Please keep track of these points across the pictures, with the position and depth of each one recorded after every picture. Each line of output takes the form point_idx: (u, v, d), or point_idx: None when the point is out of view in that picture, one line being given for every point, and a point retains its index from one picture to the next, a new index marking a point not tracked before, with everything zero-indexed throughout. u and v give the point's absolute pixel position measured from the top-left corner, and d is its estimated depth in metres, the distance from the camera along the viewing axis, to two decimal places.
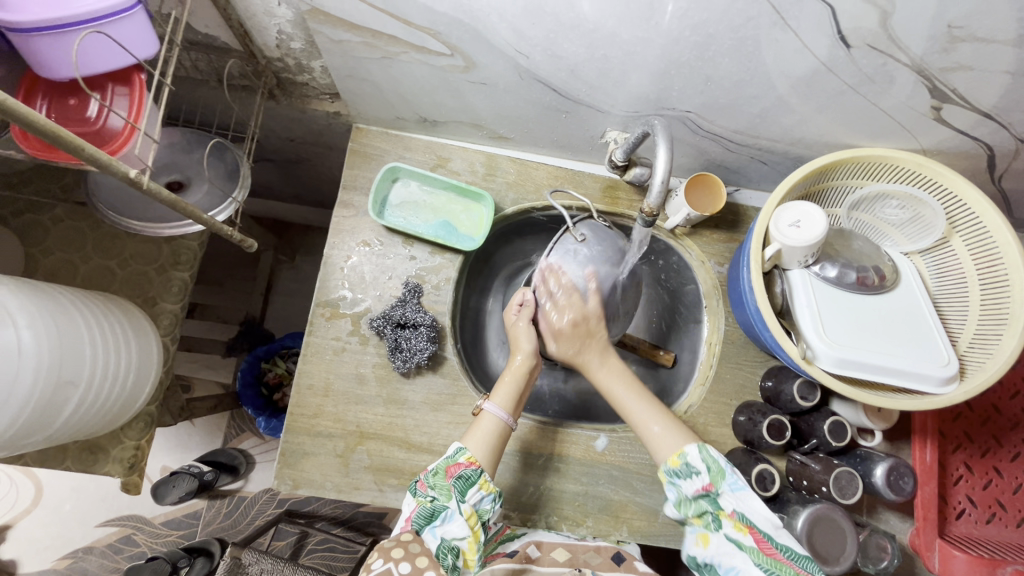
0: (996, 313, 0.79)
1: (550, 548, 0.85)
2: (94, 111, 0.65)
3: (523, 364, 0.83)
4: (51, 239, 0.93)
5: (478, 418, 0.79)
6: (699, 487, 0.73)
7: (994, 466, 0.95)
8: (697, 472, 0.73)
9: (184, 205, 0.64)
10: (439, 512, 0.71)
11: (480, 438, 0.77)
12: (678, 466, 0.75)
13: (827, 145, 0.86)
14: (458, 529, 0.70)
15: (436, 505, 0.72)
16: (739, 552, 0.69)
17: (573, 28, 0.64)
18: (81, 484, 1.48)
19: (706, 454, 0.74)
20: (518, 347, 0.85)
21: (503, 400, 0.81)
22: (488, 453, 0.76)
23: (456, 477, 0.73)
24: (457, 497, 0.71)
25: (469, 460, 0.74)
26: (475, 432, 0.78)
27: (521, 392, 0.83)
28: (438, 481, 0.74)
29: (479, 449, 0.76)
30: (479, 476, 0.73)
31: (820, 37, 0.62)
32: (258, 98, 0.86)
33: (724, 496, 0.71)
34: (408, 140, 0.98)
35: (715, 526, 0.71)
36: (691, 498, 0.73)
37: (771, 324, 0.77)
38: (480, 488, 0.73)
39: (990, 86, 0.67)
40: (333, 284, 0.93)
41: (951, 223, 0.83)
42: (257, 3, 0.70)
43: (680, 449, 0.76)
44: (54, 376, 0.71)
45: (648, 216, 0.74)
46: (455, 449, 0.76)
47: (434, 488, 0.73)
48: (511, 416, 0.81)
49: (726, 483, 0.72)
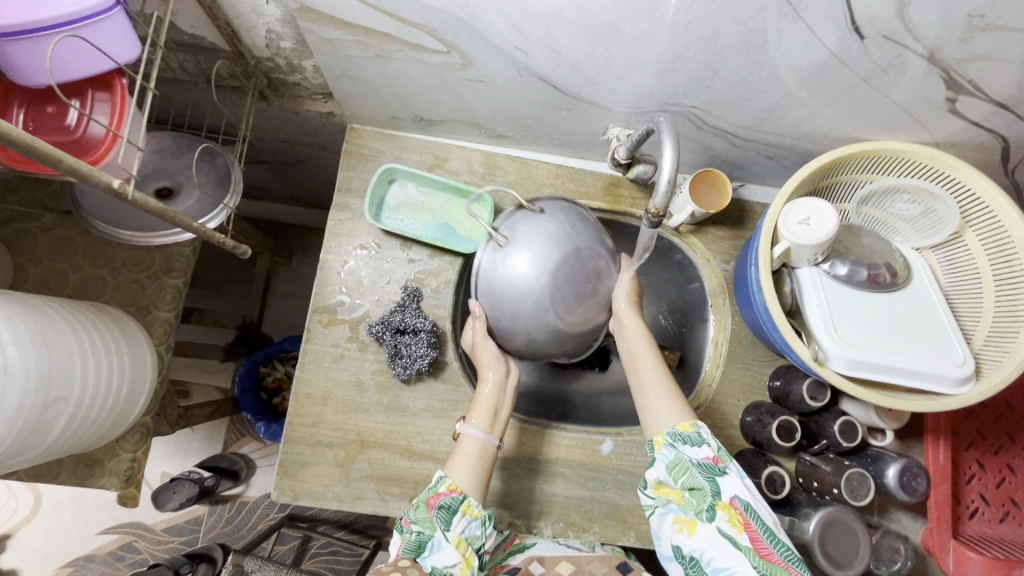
0: (1011, 309, 0.77)
1: (554, 561, 0.90)
2: (74, 119, 0.62)
3: (494, 387, 0.82)
4: (41, 248, 0.91)
5: (460, 441, 0.78)
6: (702, 457, 0.70)
7: (1008, 464, 0.94)
8: (704, 444, 0.70)
9: (173, 214, 0.61)
10: (426, 544, 0.69)
11: (464, 465, 0.76)
12: (688, 433, 0.71)
13: (835, 138, 0.83)
14: (448, 557, 0.69)
15: (422, 538, 0.70)
16: (732, 549, 0.64)
17: (574, 22, 0.61)
18: (81, 492, 1.46)
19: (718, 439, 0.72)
20: (487, 365, 0.83)
21: (481, 421, 0.79)
22: (475, 480, 0.75)
23: (437, 507, 0.71)
24: (441, 528, 0.69)
25: (451, 488, 0.73)
26: (459, 461, 0.76)
27: (500, 408, 0.81)
28: (420, 514, 0.71)
29: (463, 477, 0.74)
30: (461, 504, 0.71)
31: (833, 29, 0.59)
32: (249, 99, 0.83)
33: (727, 479, 0.68)
34: (404, 140, 0.95)
35: (708, 515, 0.66)
36: (692, 468, 0.69)
37: (781, 324, 0.75)
38: (464, 515, 0.71)
39: (1008, 76, 0.64)
40: (330, 290, 0.90)
41: (964, 217, 0.81)
42: (244, 1, 0.67)
43: (691, 419, 0.73)
44: (43, 392, 0.68)
45: (655, 216, 0.69)
46: (437, 476, 0.75)
47: (416, 523, 0.71)
48: (492, 434, 0.79)
49: (732, 465, 0.70)
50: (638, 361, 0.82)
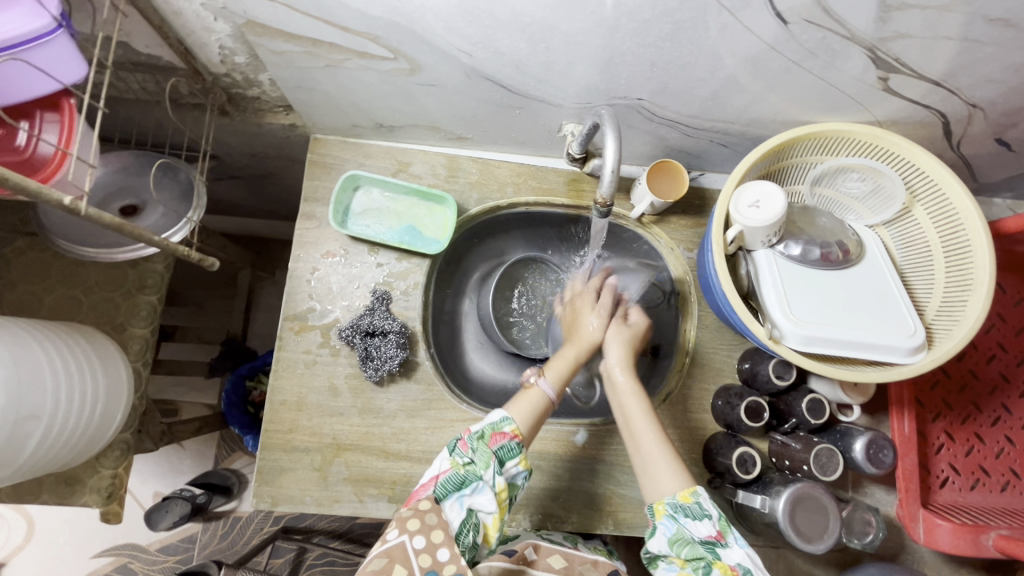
0: (961, 279, 0.79)
1: (548, 552, 0.83)
2: (23, 140, 0.63)
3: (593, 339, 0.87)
4: (14, 272, 0.92)
5: (529, 388, 0.80)
6: (704, 531, 0.68)
7: (976, 432, 0.96)
8: (709, 518, 0.69)
9: (129, 227, 0.63)
10: (470, 482, 0.69)
11: (524, 409, 0.78)
12: (688, 504, 0.70)
13: (782, 123, 0.86)
14: (486, 502, 0.69)
15: (468, 473, 0.70)
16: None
17: (510, 22, 0.63)
18: (73, 516, 1.46)
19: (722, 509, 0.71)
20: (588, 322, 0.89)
21: (554, 377, 0.82)
22: (530, 421, 0.77)
23: (498, 446, 0.72)
24: (494, 470, 0.70)
25: (514, 432, 0.74)
26: (521, 400, 0.79)
27: (572, 371, 0.84)
28: (480, 445, 0.72)
29: (523, 420, 0.76)
30: (520, 452, 0.73)
31: (757, 16, 0.62)
32: (208, 115, 0.85)
33: (730, 549, 0.68)
34: (367, 148, 0.97)
35: (704, 571, 0.66)
36: (693, 540, 0.69)
37: (737, 306, 0.77)
38: (518, 464, 0.73)
39: (932, 53, 0.66)
40: (300, 297, 0.92)
41: (911, 192, 0.83)
42: (194, 19, 0.69)
43: (690, 487, 0.72)
44: (15, 410, 0.70)
45: (603, 205, 0.74)
46: (500, 416, 0.75)
47: (474, 452, 0.71)
48: (558, 395, 0.82)
49: (734, 535, 0.69)
50: (632, 427, 0.80)
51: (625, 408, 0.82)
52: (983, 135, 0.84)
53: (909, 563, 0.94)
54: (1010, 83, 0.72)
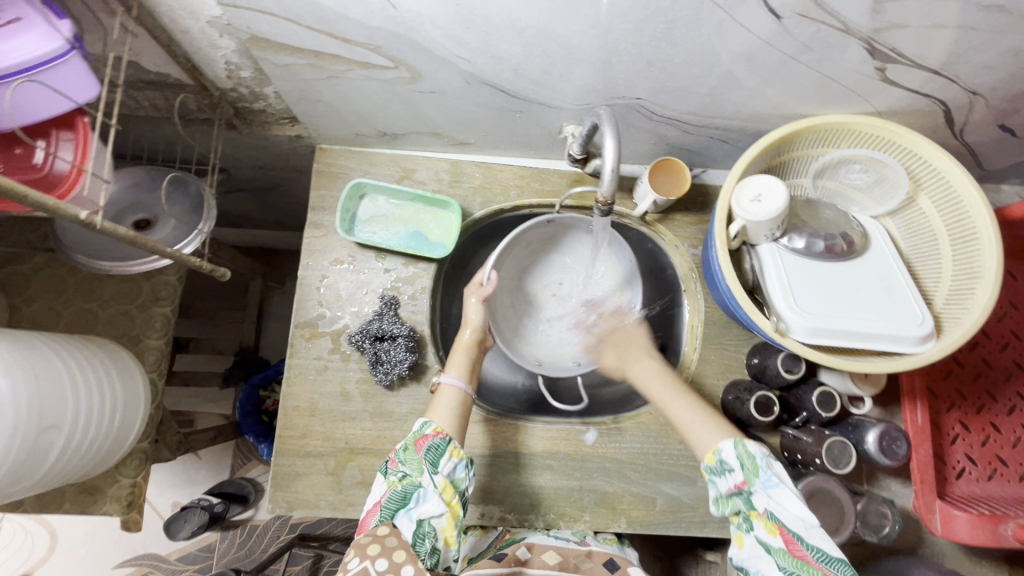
0: (968, 267, 0.79)
1: (541, 549, 0.85)
2: (39, 158, 0.66)
3: (472, 337, 0.93)
4: (34, 288, 0.95)
5: (437, 390, 0.84)
6: (731, 484, 0.72)
7: (991, 422, 0.95)
8: (729, 469, 0.72)
9: (143, 240, 0.65)
10: (412, 494, 0.71)
11: (443, 410, 0.81)
12: (713, 464, 0.74)
13: (782, 117, 0.86)
14: (433, 507, 0.71)
15: (407, 488, 0.71)
16: (767, 555, 0.66)
17: (506, 27, 0.65)
18: (95, 527, 1.48)
19: (742, 449, 0.72)
20: (468, 322, 0.94)
21: (458, 372, 0.87)
22: (452, 420, 0.80)
23: (425, 449, 0.74)
24: (428, 471, 0.72)
25: (436, 431, 0.77)
26: (438, 405, 0.82)
27: (474, 364, 0.90)
28: (409, 456, 0.75)
29: (444, 418, 0.80)
30: (448, 445, 0.75)
31: (750, 12, 0.62)
32: (216, 129, 0.87)
33: (757, 495, 0.69)
34: (371, 156, 0.99)
35: (747, 526, 0.69)
36: (726, 497, 0.72)
37: (742, 301, 0.77)
38: (451, 456, 0.75)
39: (930, 41, 0.66)
40: (310, 304, 0.93)
41: (915, 181, 0.83)
42: (200, 36, 0.72)
43: (714, 446, 0.75)
44: (36, 422, 0.72)
45: (604, 205, 0.74)
46: (421, 423, 0.78)
47: (405, 464, 0.74)
48: (468, 385, 0.86)
49: (762, 479, 0.69)
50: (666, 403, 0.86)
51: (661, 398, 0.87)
52: (986, 122, 0.84)
53: (927, 556, 0.93)
54: (1010, 69, 0.71)
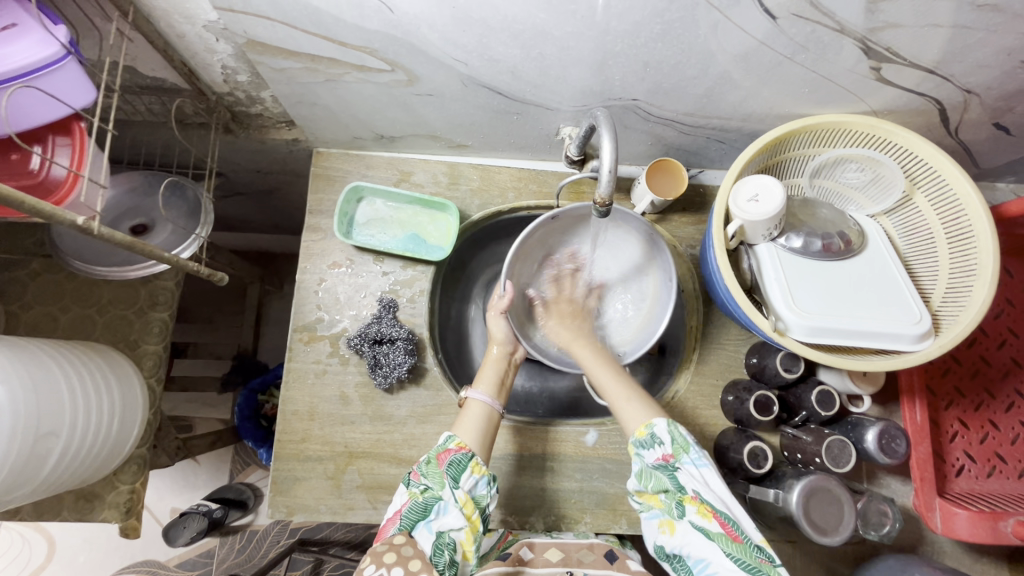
0: (965, 265, 0.79)
1: (543, 548, 0.84)
2: (37, 164, 0.66)
3: (500, 355, 0.91)
4: (30, 294, 0.94)
5: (465, 406, 0.83)
6: (659, 459, 0.70)
7: (990, 419, 0.95)
8: (659, 443, 0.71)
9: (141, 244, 0.64)
10: (432, 506, 0.71)
11: (470, 426, 0.80)
12: (643, 437, 0.73)
13: (778, 117, 0.86)
14: (454, 520, 0.70)
15: (428, 499, 0.71)
16: (707, 542, 0.64)
17: (503, 30, 0.65)
18: (93, 534, 1.47)
19: (673, 425, 0.72)
20: (495, 339, 0.93)
21: (487, 388, 0.85)
22: (479, 436, 0.79)
23: (447, 463, 0.74)
24: (451, 485, 0.72)
25: (460, 445, 0.76)
26: (465, 421, 0.81)
27: (504, 379, 0.88)
28: (431, 470, 0.74)
29: (469, 434, 0.78)
30: (470, 461, 0.74)
31: (746, 13, 0.63)
32: (213, 133, 0.87)
33: (683, 472, 0.69)
34: (369, 159, 0.99)
35: (679, 512, 0.67)
36: (652, 473, 0.71)
37: (740, 300, 0.77)
38: (472, 472, 0.74)
39: (924, 41, 0.67)
40: (309, 308, 0.93)
41: (911, 179, 0.84)
42: (196, 40, 0.72)
43: (645, 421, 0.74)
44: (34, 428, 0.72)
45: (603, 206, 0.74)
46: (446, 437, 0.78)
47: (427, 477, 0.74)
48: (496, 401, 0.84)
49: (688, 457, 0.70)
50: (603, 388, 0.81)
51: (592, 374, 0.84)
52: (981, 120, 0.84)
53: (928, 553, 0.93)
54: (1004, 67, 0.72)
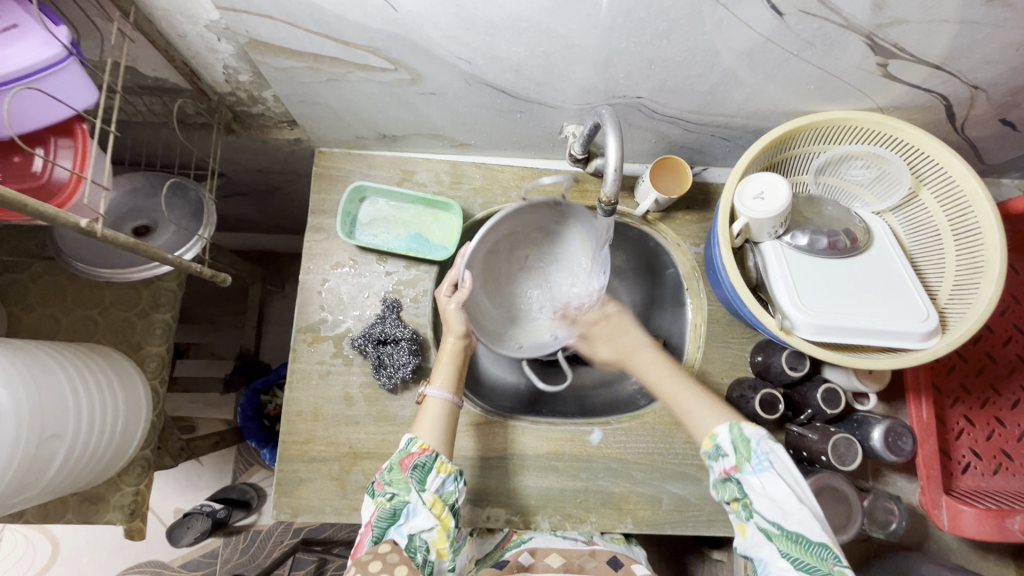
0: (972, 262, 0.79)
1: (545, 553, 0.86)
2: (39, 166, 0.65)
3: (456, 347, 0.87)
4: (33, 296, 0.94)
5: (422, 403, 0.83)
6: (724, 470, 0.72)
7: (996, 416, 0.95)
8: (723, 454, 0.73)
9: (144, 246, 0.64)
10: (401, 510, 0.71)
11: (429, 423, 0.80)
12: (709, 449, 0.75)
13: (783, 114, 0.86)
14: (423, 521, 0.71)
15: (396, 504, 0.72)
16: (766, 542, 0.66)
17: (508, 28, 0.64)
18: (97, 535, 1.47)
19: (738, 433, 0.72)
20: (450, 328, 0.88)
21: (445, 382, 0.85)
22: (440, 434, 0.80)
23: (411, 467, 0.74)
24: (416, 488, 0.73)
25: (423, 448, 0.76)
26: (424, 419, 0.82)
27: (460, 369, 0.87)
28: (394, 476, 0.75)
29: (430, 434, 0.79)
30: (434, 461, 0.75)
31: (753, 10, 0.62)
32: (214, 133, 0.87)
33: (749, 479, 0.69)
34: (371, 158, 0.98)
35: (745, 514, 0.69)
36: (723, 482, 0.73)
37: (746, 299, 0.77)
38: (438, 472, 0.75)
39: (933, 36, 0.66)
40: (312, 309, 0.93)
41: (917, 176, 0.83)
42: (198, 40, 0.71)
43: (711, 432, 0.76)
44: (38, 431, 0.71)
45: (607, 205, 0.74)
46: (407, 440, 0.78)
47: (392, 484, 0.74)
48: (455, 395, 0.84)
49: (752, 464, 0.70)
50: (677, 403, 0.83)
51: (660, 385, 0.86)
52: (988, 116, 0.84)
53: (934, 551, 0.93)
54: (1011, 63, 0.71)
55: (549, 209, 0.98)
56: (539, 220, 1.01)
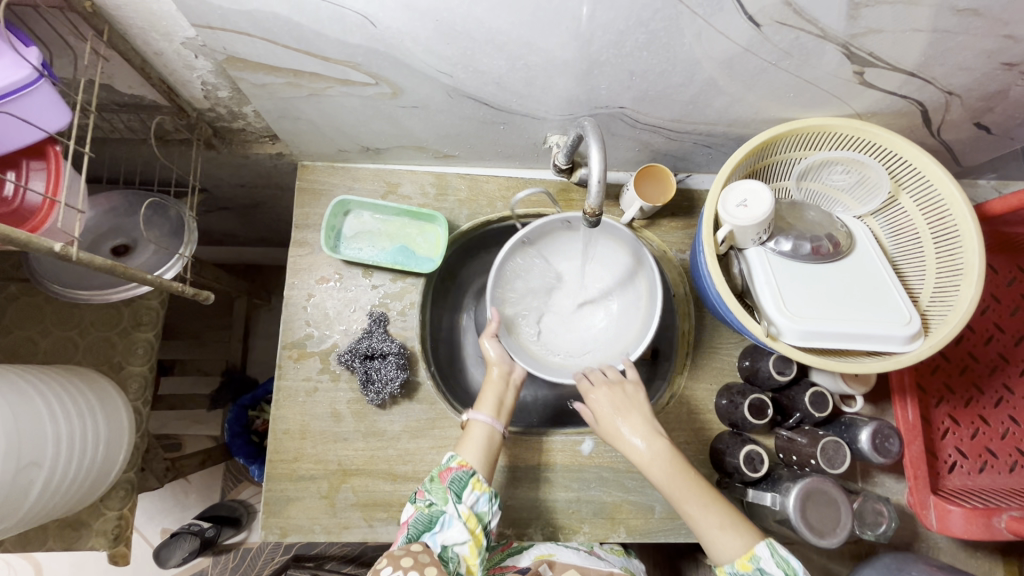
0: (951, 265, 0.80)
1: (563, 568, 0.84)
2: (9, 191, 0.64)
3: (499, 376, 0.86)
4: (9, 318, 0.92)
5: (467, 425, 0.82)
6: None
7: (980, 414, 0.96)
8: None
9: (122, 267, 0.63)
10: (437, 518, 0.73)
11: (474, 445, 0.79)
12: (749, 571, 0.70)
13: (764, 121, 0.86)
14: (457, 533, 0.72)
15: (434, 511, 0.74)
16: None
17: (488, 42, 0.64)
18: (81, 560, 1.44)
19: (780, 558, 0.70)
20: (491, 357, 0.88)
21: (488, 408, 0.83)
22: (483, 459, 0.79)
23: (450, 480, 0.75)
24: (454, 500, 0.74)
25: (461, 463, 0.77)
26: (468, 441, 0.80)
27: (506, 396, 0.85)
28: (434, 485, 0.76)
29: (472, 454, 0.78)
30: (471, 478, 0.75)
31: (730, 22, 0.63)
32: (194, 150, 0.86)
33: None
34: (355, 171, 0.98)
35: None
36: None
37: (732, 305, 0.77)
38: (474, 489, 0.75)
39: (906, 44, 0.67)
40: (297, 325, 0.92)
41: (896, 181, 0.84)
42: (175, 58, 0.70)
43: (748, 551, 0.71)
44: (15, 460, 0.69)
45: (592, 215, 0.75)
46: (449, 454, 0.79)
47: (431, 492, 0.76)
48: (499, 420, 0.82)
49: None
50: (685, 510, 0.75)
51: (672, 498, 0.77)
52: (963, 120, 0.85)
53: (923, 550, 0.94)
54: (984, 69, 0.72)
55: (566, 231, 0.98)
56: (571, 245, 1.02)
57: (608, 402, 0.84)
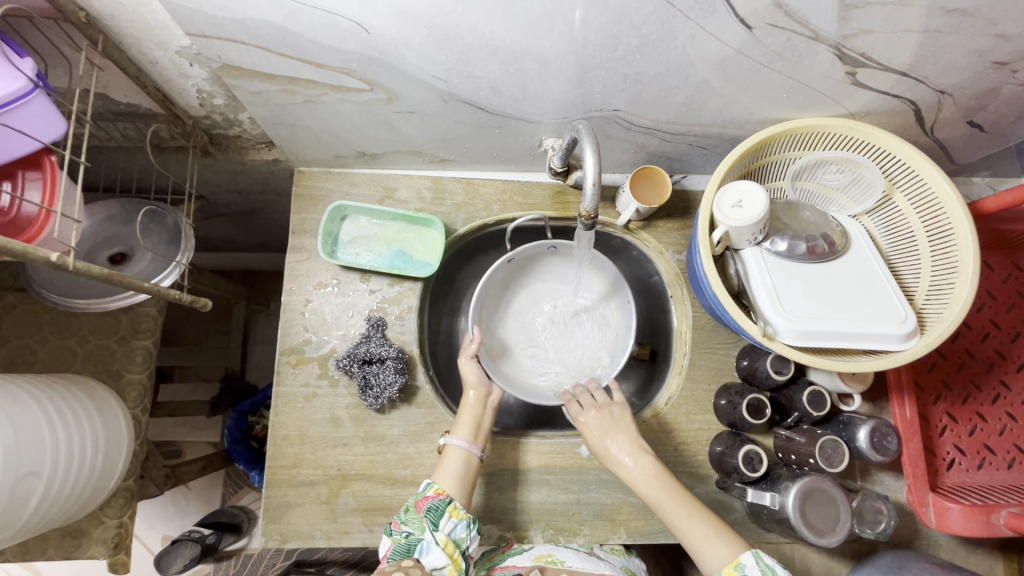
0: (946, 263, 0.80)
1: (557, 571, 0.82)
2: (5, 202, 0.64)
3: (477, 399, 0.88)
4: (7, 327, 0.92)
5: (443, 451, 0.83)
6: None
7: (978, 411, 0.96)
8: None
9: (117, 275, 0.62)
10: (415, 546, 0.72)
11: (449, 471, 0.81)
12: None
13: (758, 122, 0.87)
14: (437, 559, 0.72)
15: (411, 540, 0.73)
16: None
17: (481, 47, 0.64)
18: (81, 568, 1.43)
19: (764, 564, 0.69)
20: (469, 381, 0.90)
21: (465, 432, 0.85)
22: (459, 484, 0.80)
23: (426, 509, 0.76)
24: (430, 528, 0.74)
25: (438, 492, 0.78)
26: (444, 468, 0.81)
27: (483, 419, 0.87)
28: (410, 516, 0.76)
29: (448, 482, 0.79)
30: (448, 505, 0.76)
31: (722, 25, 0.63)
32: (191, 157, 0.86)
33: None
34: (351, 176, 0.98)
35: None
36: None
37: (729, 306, 0.77)
38: (451, 516, 0.75)
39: (897, 45, 0.67)
40: (296, 331, 0.92)
41: (890, 179, 0.85)
42: (170, 66, 0.71)
43: (734, 560, 0.70)
44: (14, 470, 0.69)
45: (587, 218, 0.75)
46: (425, 484, 0.79)
47: (408, 523, 0.75)
48: (476, 445, 0.84)
49: None
50: (672, 522, 0.77)
51: (659, 509, 0.78)
52: (956, 119, 0.86)
53: (923, 547, 0.94)
54: (976, 68, 0.73)
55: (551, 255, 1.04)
56: (560, 270, 1.07)
57: (597, 420, 0.87)
